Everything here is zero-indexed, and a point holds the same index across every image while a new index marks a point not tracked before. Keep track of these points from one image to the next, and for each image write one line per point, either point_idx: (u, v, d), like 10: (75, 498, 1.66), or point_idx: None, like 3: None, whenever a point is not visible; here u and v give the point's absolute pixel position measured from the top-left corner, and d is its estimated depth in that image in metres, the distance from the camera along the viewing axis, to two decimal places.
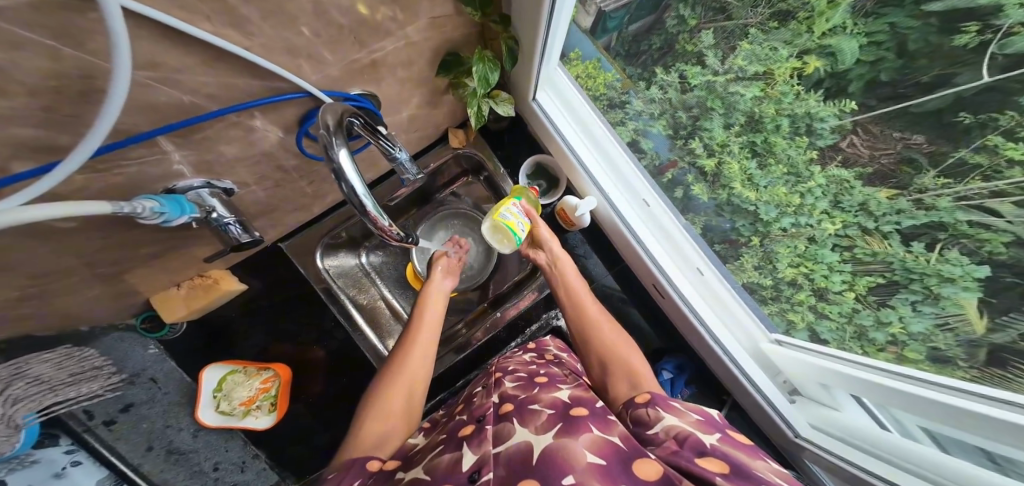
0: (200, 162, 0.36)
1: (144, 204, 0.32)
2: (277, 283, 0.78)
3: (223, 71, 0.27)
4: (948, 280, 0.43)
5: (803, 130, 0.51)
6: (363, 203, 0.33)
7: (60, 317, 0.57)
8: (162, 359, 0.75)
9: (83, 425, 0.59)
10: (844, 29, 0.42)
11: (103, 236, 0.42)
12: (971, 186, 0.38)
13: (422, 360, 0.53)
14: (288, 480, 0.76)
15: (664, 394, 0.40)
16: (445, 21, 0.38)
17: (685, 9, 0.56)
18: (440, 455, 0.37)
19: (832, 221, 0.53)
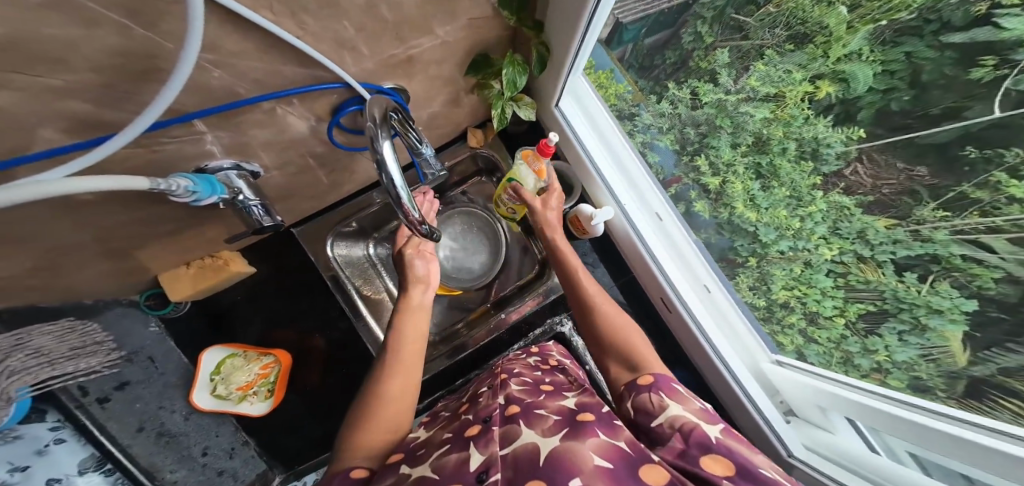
0: (230, 144, 0.36)
1: (178, 183, 0.32)
2: (284, 270, 0.78)
3: (272, 57, 0.27)
4: (937, 312, 0.44)
5: (809, 154, 0.52)
6: (398, 194, 0.34)
7: (68, 289, 0.57)
8: (161, 339, 0.74)
9: (76, 401, 0.59)
10: (861, 56, 0.41)
11: (122, 211, 0.42)
12: (969, 220, 0.38)
13: (402, 381, 0.52)
14: (276, 469, 0.76)
15: (666, 377, 0.42)
16: (481, 24, 0.39)
17: (703, 26, 0.57)
18: (446, 454, 0.37)
19: (829, 247, 0.54)
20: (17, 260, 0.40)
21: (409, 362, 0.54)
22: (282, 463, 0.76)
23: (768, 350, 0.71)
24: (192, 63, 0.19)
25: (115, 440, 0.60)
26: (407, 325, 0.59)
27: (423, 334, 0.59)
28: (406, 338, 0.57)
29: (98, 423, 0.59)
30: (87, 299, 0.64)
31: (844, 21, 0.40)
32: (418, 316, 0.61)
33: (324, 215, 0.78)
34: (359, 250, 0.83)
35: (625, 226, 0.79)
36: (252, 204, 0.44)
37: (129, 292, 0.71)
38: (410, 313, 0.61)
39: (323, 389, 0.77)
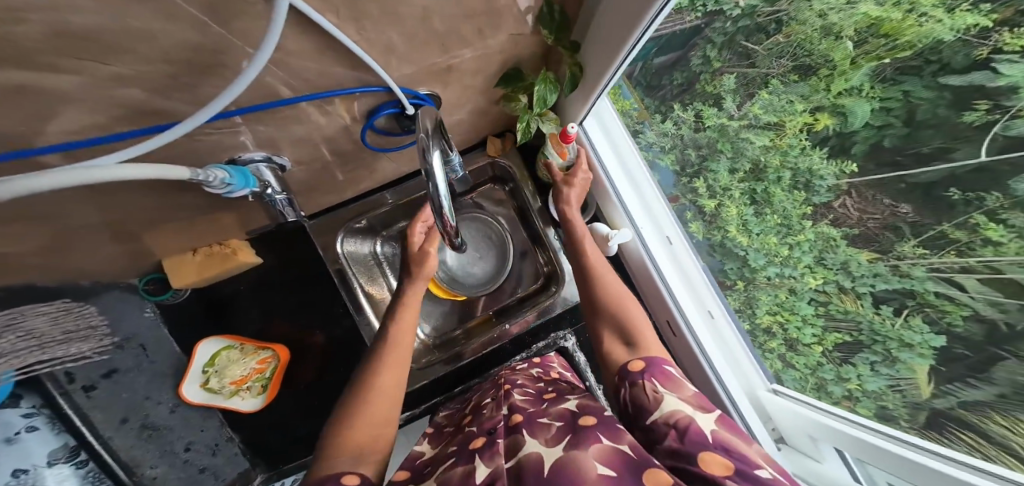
0: (264, 136, 0.37)
1: (215, 174, 0.35)
2: (289, 263, 0.77)
3: (323, 57, 0.28)
4: (907, 346, 0.47)
5: (801, 184, 0.54)
6: (439, 203, 0.36)
7: (69, 269, 0.56)
8: (155, 325, 0.72)
9: (60, 388, 0.58)
10: (862, 91, 0.42)
11: (140, 194, 0.42)
12: (945, 259, 0.40)
13: (395, 377, 0.51)
14: (259, 467, 0.74)
15: (659, 358, 0.44)
16: (521, 40, 0.40)
17: (712, 51, 0.57)
18: (453, 467, 0.37)
19: (813, 275, 0.57)
20: (27, 234, 0.40)
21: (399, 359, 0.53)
22: (266, 461, 0.74)
23: (765, 379, 0.73)
24: (262, 68, 0.22)
25: (96, 432, 0.60)
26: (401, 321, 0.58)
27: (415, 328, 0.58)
28: (399, 332, 0.56)
29: (81, 412, 0.59)
30: (86, 279, 0.62)
31: (848, 56, 0.41)
32: (410, 310, 0.60)
33: (339, 209, 0.79)
34: (365, 248, 0.83)
35: (640, 250, 0.79)
36: (278, 197, 0.47)
37: (130, 274, 0.69)
38: (407, 308, 0.60)
39: (315, 388, 0.76)
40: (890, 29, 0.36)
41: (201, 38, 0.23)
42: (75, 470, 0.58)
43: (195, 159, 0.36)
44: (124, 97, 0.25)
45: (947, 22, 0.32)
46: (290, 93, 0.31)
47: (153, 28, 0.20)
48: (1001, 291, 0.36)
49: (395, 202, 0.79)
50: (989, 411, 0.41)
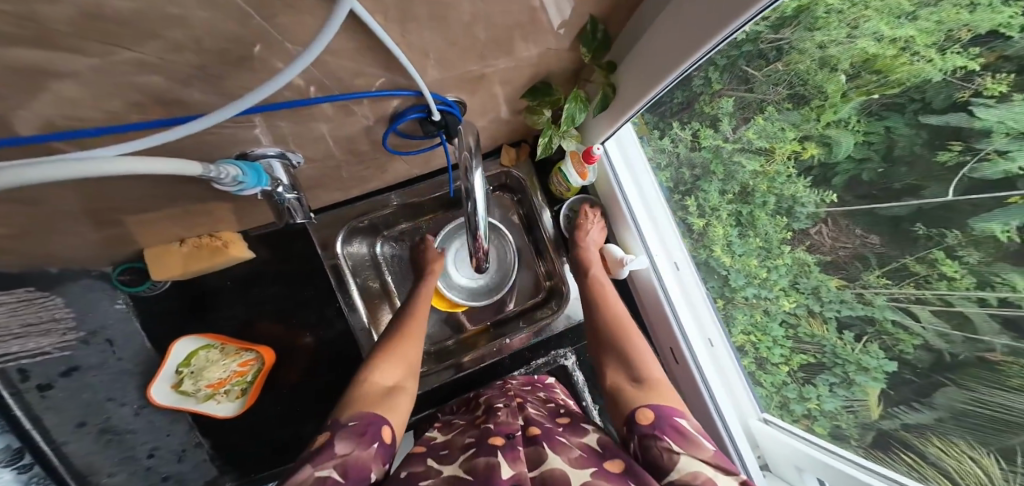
0: (281, 131, 0.35)
1: (227, 171, 0.33)
2: (285, 260, 0.73)
3: (365, 56, 0.27)
4: (863, 370, 0.51)
5: (784, 210, 0.55)
6: (476, 222, 0.42)
7: (39, 255, 0.51)
8: (127, 319, 0.66)
9: (12, 387, 0.53)
10: (848, 124, 0.44)
11: (129, 180, 0.38)
12: (903, 289, 0.44)
13: (414, 348, 0.59)
14: (229, 476, 0.69)
15: (670, 409, 0.46)
16: (554, 54, 0.39)
17: (714, 73, 0.54)
18: (475, 457, 0.42)
19: (787, 298, 0.59)
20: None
21: (415, 324, 0.63)
22: (236, 469, 0.69)
23: (756, 407, 0.72)
24: (302, 67, 0.20)
25: (47, 435, 0.55)
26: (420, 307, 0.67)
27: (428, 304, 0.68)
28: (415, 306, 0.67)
29: (32, 415, 0.54)
30: (54, 265, 0.55)
31: (840, 89, 0.43)
32: (425, 300, 0.68)
33: (340, 208, 0.75)
34: (365, 250, 0.79)
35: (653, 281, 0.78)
36: (287, 196, 0.44)
37: (104, 263, 0.63)
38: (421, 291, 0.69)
39: (299, 392, 0.72)
40: (884, 65, 0.38)
41: (239, 29, 0.21)
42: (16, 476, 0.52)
43: (206, 150, 0.34)
44: (142, 84, 0.23)
45: (937, 62, 0.34)
46: (321, 88, 0.30)
47: (194, 15, 0.18)
48: (947, 323, 0.41)
49: (400, 205, 0.77)
50: (928, 433, 0.47)
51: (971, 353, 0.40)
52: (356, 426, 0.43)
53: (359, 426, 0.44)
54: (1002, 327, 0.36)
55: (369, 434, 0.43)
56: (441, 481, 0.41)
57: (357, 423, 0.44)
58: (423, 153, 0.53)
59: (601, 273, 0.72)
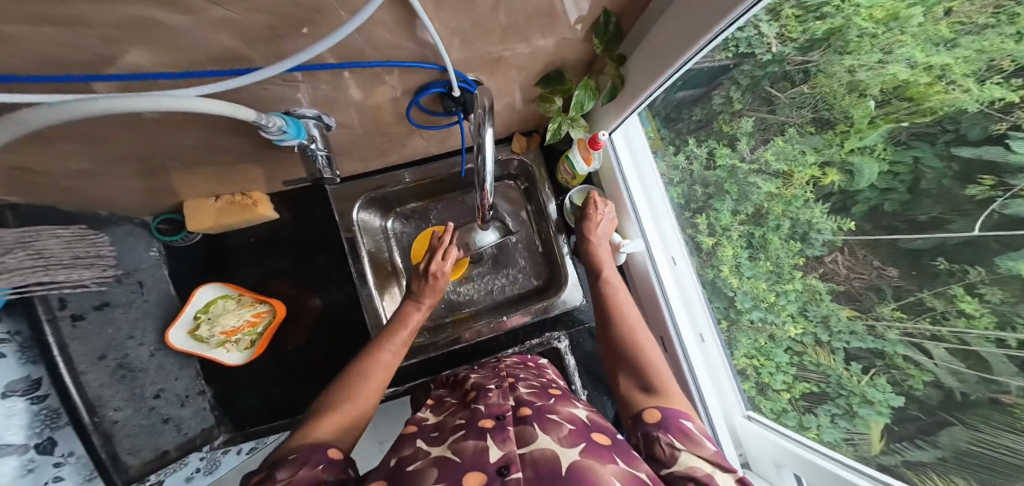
0: (319, 96, 0.39)
1: (274, 121, 0.36)
2: (304, 224, 0.79)
3: (400, 30, 0.30)
4: (868, 403, 0.52)
5: (799, 235, 0.57)
6: (484, 177, 0.45)
7: (90, 198, 0.55)
8: (157, 265, 0.72)
9: (49, 313, 0.50)
10: (875, 151, 0.45)
11: (183, 131, 0.43)
12: (919, 325, 0.44)
13: (377, 378, 0.56)
14: (225, 426, 0.74)
15: (674, 412, 0.48)
16: (569, 45, 0.42)
17: (736, 93, 0.60)
18: (463, 440, 0.43)
19: (795, 325, 0.60)
20: (56, 150, 0.39)
21: (388, 360, 0.59)
22: (233, 421, 0.75)
23: (741, 405, 0.74)
24: (354, 25, 0.24)
25: (71, 363, 0.51)
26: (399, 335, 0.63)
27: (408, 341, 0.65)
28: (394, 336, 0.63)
29: (63, 341, 0.50)
30: (104, 210, 0.61)
31: (869, 115, 0.44)
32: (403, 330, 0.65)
33: (356, 180, 0.78)
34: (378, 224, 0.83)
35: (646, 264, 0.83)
36: (319, 153, 0.48)
37: (146, 213, 0.69)
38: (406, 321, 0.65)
39: (305, 350, 0.77)
40: (917, 92, 0.39)
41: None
42: (29, 407, 0.54)
43: (252, 102, 0.37)
44: (213, 42, 0.27)
45: (976, 92, 0.34)
46: (358, 56, 0.33)
47: None
48: (962, 361, 0.40)
49: (411, 183, 0.80)
50: (929, 472, 0.45)
51: (985, 394, 0.39)
52: (296, 457, 0.41)
53: (300, 457, 0.42)
54: (1018, 369, 0.36)
55: (313, 459, 0.42)
56: (427, 461, 0.41)
57: (299, 454, 0.42)
58: (437, 129, 0.56)
59: (619, 283, 0.71)
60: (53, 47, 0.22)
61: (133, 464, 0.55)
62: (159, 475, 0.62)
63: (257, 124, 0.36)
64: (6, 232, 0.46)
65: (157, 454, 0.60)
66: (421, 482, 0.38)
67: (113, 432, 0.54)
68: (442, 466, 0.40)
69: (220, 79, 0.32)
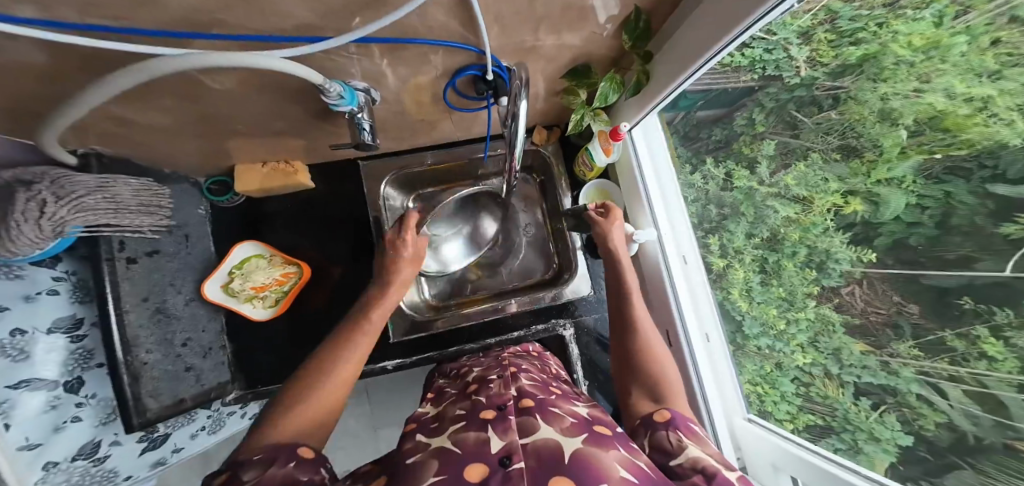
0: (372, 58, 0.44)
1: (333, 87, 0.43)
2: (335, 195, 0.84)
3: (450, 11, 0.35)
4: (875, 440, 0.53)
5: (815, 264, 0.59)
6: (515, 144, 0.46)
7: (150, 150, 0.61)
8: (202, 222, 0.77)
9: (108, 253, 0.55)
10: (902, 183, 0.46)
11: (248, 91, 0.48)
12: (937, 365, 0.45)
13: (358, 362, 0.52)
14: (236, 383, 0.77)
15: (682, 415, 0.48)
16: (598, 40, 0.46)
17: (759, 115, 0.64)
18: (463, 431, 0.43)
19: (804, 354, 0.63)
20: (145, 97, 0.45)
21: (361, 346, 0.53)
22: (244, 379, 0.77)
23: (743, 407, 0.74)
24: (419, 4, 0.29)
25: (119, 301, 0.54)
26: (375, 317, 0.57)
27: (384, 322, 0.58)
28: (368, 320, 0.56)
29: (116, 279, 0.55)
30: (168, 168, 0.69)
31: (899, 145, 0.45)
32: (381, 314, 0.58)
33: (387, 158, 0.83)
34: (399, 202, 0.87)
35: (656, 254, 0.84)
36: (365, 124, 0.53)
37: (201, 173, 0.76)
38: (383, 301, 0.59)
39: (324, 314, 0.81)
40: (954, 123, 0.39)
41: None
42: (68, 344, 0.58)
43: (320, 66, 0.44)
44: (290, 11, 0.31)
45: (1017, 127, 0.34)
46: (411, 30, 0.38)
47: None
48: (981, 405, 0.41)
49: (433, 164, 0.84)
50: None
51: (997, 438, 0.40)
52: (262, 458, 0.36)
53: (267, 457, 0.36)
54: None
55: (283, 457, 0.37)
56: (427, 453, 0.40)
57: (265, 455, 0.37)
58: (471, 111, 0.63)
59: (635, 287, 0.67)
60: (184, 10, 0.29)
61: (152, 407, 0.56)
62: (170, 426, 0.74)
63: (320, 88, 0.43)
64: (87, 175, 0.52)
65: (174, 400, 0.61)
66: (421, 475, 0.35)
67: (140, 373, 0.55)
68: (442, 456, 0.38)
69: (295, 45, 0.37)
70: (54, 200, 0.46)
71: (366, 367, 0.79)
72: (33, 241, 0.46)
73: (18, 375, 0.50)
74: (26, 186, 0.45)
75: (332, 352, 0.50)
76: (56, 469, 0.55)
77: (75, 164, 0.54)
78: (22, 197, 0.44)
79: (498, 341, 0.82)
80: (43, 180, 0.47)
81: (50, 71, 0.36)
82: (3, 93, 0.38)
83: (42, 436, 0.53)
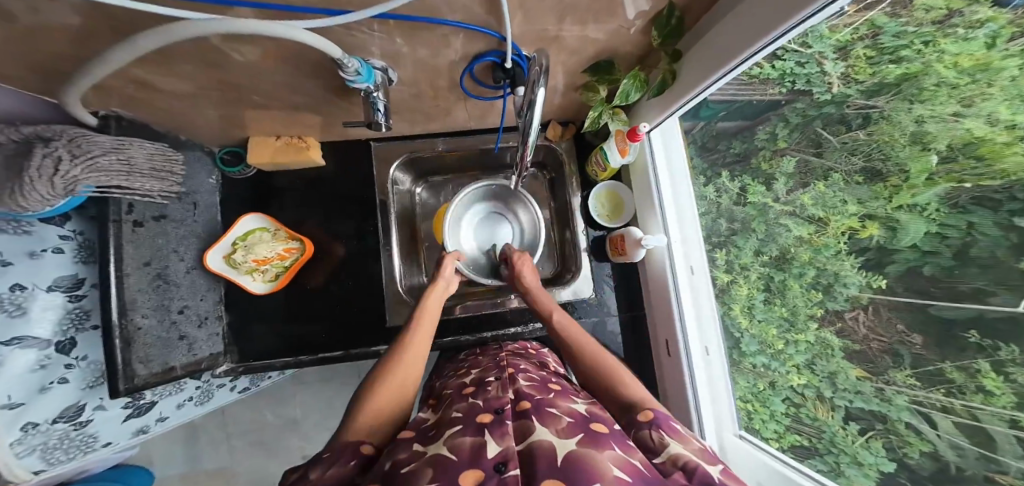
0: (392, 36, 0.43)
1: (352, 62, 0.42)
2: (345, 175, 0.84)
3: None
4: (857, 464, 0.53)
5: (822, 286, 0.56)
6: (529, 133, 0.44)
7: (163, 115, 0.60)
8: (211, 192, 0.77)
9: (116, 215, 0.55)
10: (924, 210, 0.43)
11: (266, 64, 0.48)
12: (931, 395, 0.44)
13: (414, 365, 0.56)
14: (231, 355, 0.77)
15: (665, 413, 0.46)
16: (629, 34, 0.44)
17: (782, 130, 0.62)
18: (458, 436, 0.40)
19: (798, 376, 0.61)
20: (167, 62, 0.45)
21: (415, 349, 0.58)
22: (239, 352, 0.78)
23: (734, 421, 0.73)
24: None
25: (121, 263, 0.54)
26: (423, 328, 0.63)
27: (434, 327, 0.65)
28: (419, 325, 0.63)
29: (121, 241, 0.55)
30: (184, 134, 0.69)
31: (926, 171, 0.43)
32: (427, 327, 0.63)
33: (399, 141, 0.82)
34: (407, 187, 0.87)
35: (664, 261, 0.80)
36: (379, 103, 0.52)
37: (215, 142, 0.76)
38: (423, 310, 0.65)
39: (321, 293, 0.81)
40: (989, 151, 0.37)
41: None
42: (66, 303, 0.58)
43: (341, 41, 0.43)
44: None
45: None
46: (436, 10, 0.37)
47: None
48: (967, 438, 0.41)
49: (444, 151, 0.82)
50: None
51: (979, 470, 0.40)
52: (328, 456, 0.40)
53: (333, 455, 0.40)
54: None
55: (346, 454, 0.40)
56: (423, 462, 0.37)
57: (331, 453, 0.40)
58: (488, 100, 0.61)
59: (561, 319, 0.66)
60: None
61: (141, 373, 0.55)
62: (155, 394, 0.74)
63: (338, 62, 0.42)
64: (104, 136, 0.52)
65: (164, 368, 0.61)
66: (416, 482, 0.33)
67: (133, 338, 0.55)
68: (439, 464, 0.35)
69: (318, 17, 0.36)
70: (70, 159, 0.46)
71: (362, 349, 0.79)
72: (44, 198, 0.46)
73: (12, 331, 0.51)
74: (44, 143, 0.46)
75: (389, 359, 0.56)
76: (34, 431, 0.55)
77: (96, 124, 0.54)
78: (38, 153, 0.44)
79: (494, 335, 0.83)
80: (61, 138, 0.47)
81: (81, 32, 0.35)
82: (23, 47, 0.37)
83: (25, 396, 0.53)
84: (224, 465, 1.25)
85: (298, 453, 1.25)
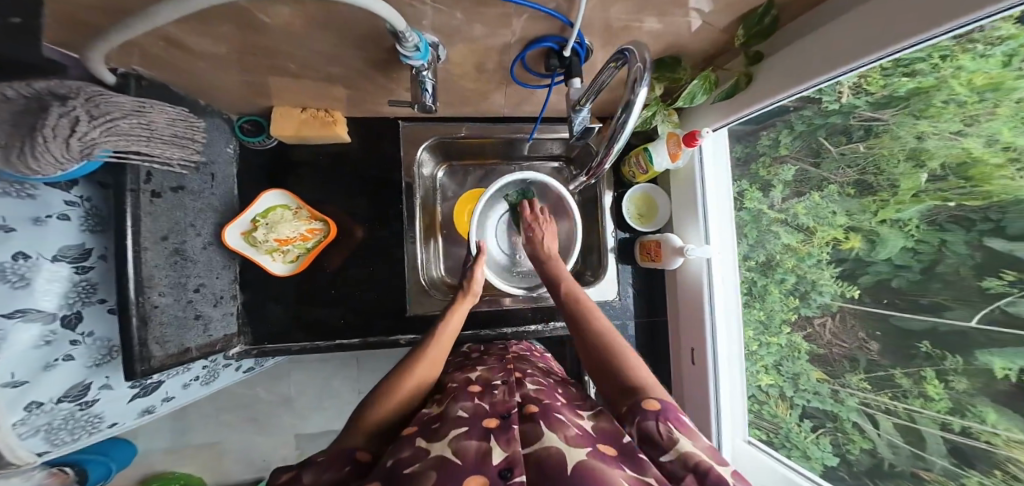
0: (461, 10, 0.40)
1: (411, 36, 0.40)
2: (368, 155, 0.80)
3: None
4: (806, 457, 0.64)
5: (799, 293, 0.63)
6: (619, 132, 0.45)
7: (187, 76, 0.56)
8: (228, 162, 0.73)
9: (134, 184, 0.51)
10: (904, 226, 0.48)
11: (318, 34, 0.45)
12: (878, 397, 0.54)
13: (422, 380, 0.56)
14: (244, 336, 0.75)
15: (671, 404, 0.45)
16: (709, 30, 0.44)
17: (784, 138, 0.64)
18: (467, 436, 0.39)
19: (767, 375, 0.71)
20: (212, 23, 0.42)
21: (428, 364, 0.58)
22: (252, 333, 0.75)
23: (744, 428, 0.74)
24: None
25: (138, 236, 0.50)
26: (442, 343, 0.62)
27: (452, 343, 0.63)
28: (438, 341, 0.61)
29: (139, 213, 0.51)
30: (203, 99, 0.65)
31: (914, 188, 0.47)
32: (445, 342, 0.62)
33: (428, 123, 0.79)
34: (429, 171, 0.84)
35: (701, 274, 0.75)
36: (428, 82, 0.50)
37: (233, 110, 0.71)
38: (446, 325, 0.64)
39: (337, 275, 0.78)
40: (979, 172, 0.41)
41: None
42: (72, 275, 0.54)
43: (400, 11, 0.40)
44: None
45: None
46: None
47: None
48: (902, 437, 0.52)
49: (472, 137, 0.80)
50: None
51: (907, 466, 0.52)
52: (323, 460, 0.41)
53: (328, 460, 0.41)
54: (946, 453, 0.47)
55: (339, 460, 0.41)
56: (427, 464, 0.35)
57: (325, 458, 0.41)
58: (535, 88, 0.60)
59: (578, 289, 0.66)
60: None
61: (157, 354, 0.52)
62: (162, 374, 0.71)
63: (398, 36, 0.40)
64: (125, 96, 0.47)
65: (180, 349, 0.58)
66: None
67: (150, 316, 0.51)
68: (443, 467, 0.34)
69: None
70: (88, 119, 0.42)
71: (381, 337, 0.78)
72: (58, 160, 0.41)
73: (13, 303, 0.47)
74: (61, 99, 0.41)
75: (399, 373, 0.56)
76: (38, 410, 0.52)
77: (114, 83, 0.48)
78: (54, 111, 0.39)
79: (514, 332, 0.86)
80: (79, 95, 0.42)
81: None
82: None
83: (29, 374, 0.50)
84: (214, 441, 1.22)
85: (290, 430, 1.24)
